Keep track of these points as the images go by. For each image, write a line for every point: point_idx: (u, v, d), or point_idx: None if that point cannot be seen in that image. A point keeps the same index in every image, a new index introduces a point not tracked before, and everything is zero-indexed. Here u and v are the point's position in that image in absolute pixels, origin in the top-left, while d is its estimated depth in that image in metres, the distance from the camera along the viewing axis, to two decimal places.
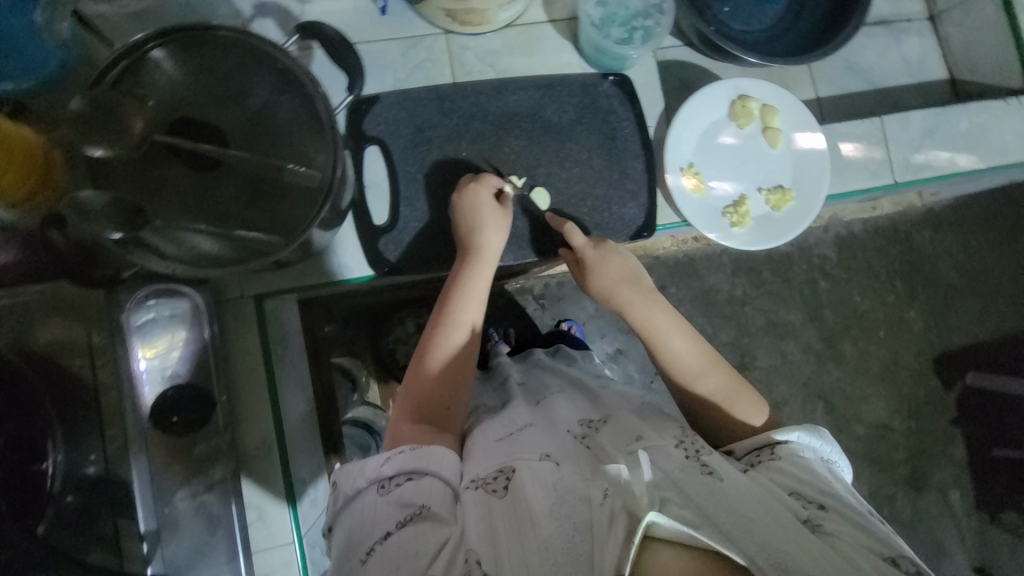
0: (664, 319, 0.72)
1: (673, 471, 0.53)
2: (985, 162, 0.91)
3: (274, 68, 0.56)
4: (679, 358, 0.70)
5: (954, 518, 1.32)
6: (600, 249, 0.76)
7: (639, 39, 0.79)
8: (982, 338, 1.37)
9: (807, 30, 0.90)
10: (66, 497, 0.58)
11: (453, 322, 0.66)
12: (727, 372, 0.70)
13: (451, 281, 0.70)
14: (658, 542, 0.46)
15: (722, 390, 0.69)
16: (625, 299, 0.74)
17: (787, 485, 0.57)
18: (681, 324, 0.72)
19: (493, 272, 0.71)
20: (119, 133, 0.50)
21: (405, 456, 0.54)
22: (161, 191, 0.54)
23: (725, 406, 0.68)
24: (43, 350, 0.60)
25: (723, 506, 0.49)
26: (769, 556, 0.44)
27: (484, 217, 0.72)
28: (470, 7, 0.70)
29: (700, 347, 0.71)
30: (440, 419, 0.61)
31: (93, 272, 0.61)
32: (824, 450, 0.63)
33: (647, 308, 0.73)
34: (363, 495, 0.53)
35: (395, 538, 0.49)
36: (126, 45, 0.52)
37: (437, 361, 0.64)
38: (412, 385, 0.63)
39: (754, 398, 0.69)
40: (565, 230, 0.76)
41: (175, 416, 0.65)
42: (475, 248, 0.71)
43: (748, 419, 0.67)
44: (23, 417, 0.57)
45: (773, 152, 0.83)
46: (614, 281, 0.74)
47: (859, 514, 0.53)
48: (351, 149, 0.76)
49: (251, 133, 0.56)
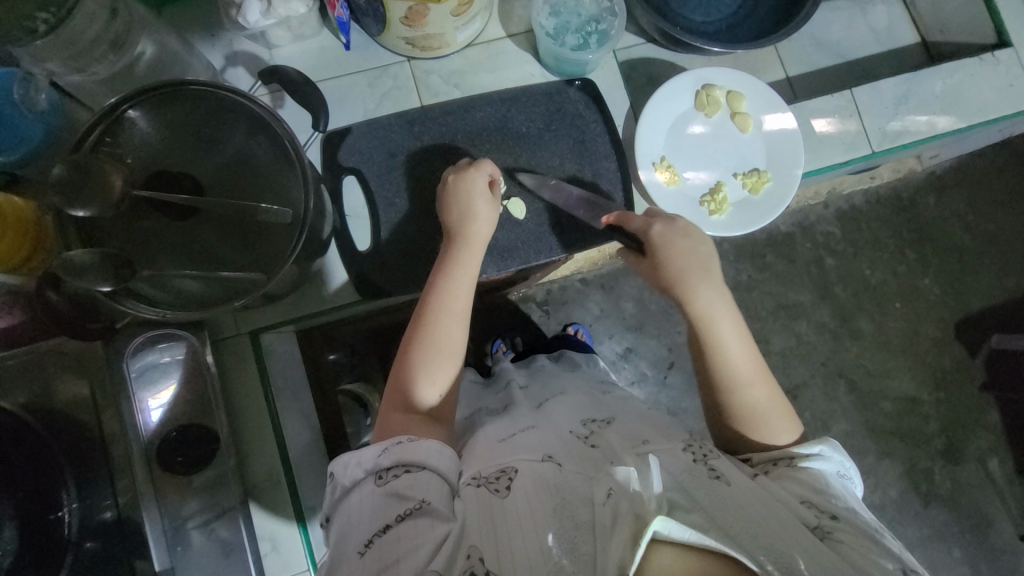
0: (724, 316, 0.68)
1: (681, 475, 0.54)
2: (964, 121, 0.90)
3: (245, 115, 0.59)
4: (732, 362, 0.66)
5: (997, 488, 1.27)
6: (667, 232, 0.71)
7: (594, 43, 0.81)
8: (1001, 298, 1.33)
9: (765, 13, 0.91)
10: (85, 543, 0.62)
11: (441, 309, 0.65)
12: (773, 388, 0.67)
13: (439, 265, 0.70)
14: (665, 549, 0.47)
15: (768, 403, 0.66)
16: (688, 286, 0.68)
17: (800, 493, 0.56)
18: (738, 326, 0.68)
19: (481, 257, 0.71)
20: (103, 193, 0.53)
21: (400, 448, 0.54)
22: (150, 245, 0.57)
23: (765, 419, 0.65)
24: (60, 409, 0.65)
25: (729, 510, 0.50)
26: (777, 560, 0.45)
27: (474, 204, 0.72)
28: (427, 33, 0.73)
29: (752, 355, 0.67)
30: (432, 410, 0.62)
31: (86, 324, 0.63)
32: (844, 465, 0.62)
33: (714, 305, 0.68)
34: (361, 486, 0.53)
35: (394, 532, 0.49)
36: (101, 108, 0.55)
37: (430, 345, 0.64)
38: (406, 370, 0.63)
39: (789, 419, 0.67)
40: (622, 219, 0.73)
41: (179, 457, 0.66)
42: (463, 234, 0.71)
43: (781, 438, 0.65)
44: (37, 471, 0.61)
45: (744, 136, 0.83)
46: (680, 269, 0.69)
47: (870, 527, 0.53)
48: (329, 181, 0.79)
49: (227, 178, 0.59)
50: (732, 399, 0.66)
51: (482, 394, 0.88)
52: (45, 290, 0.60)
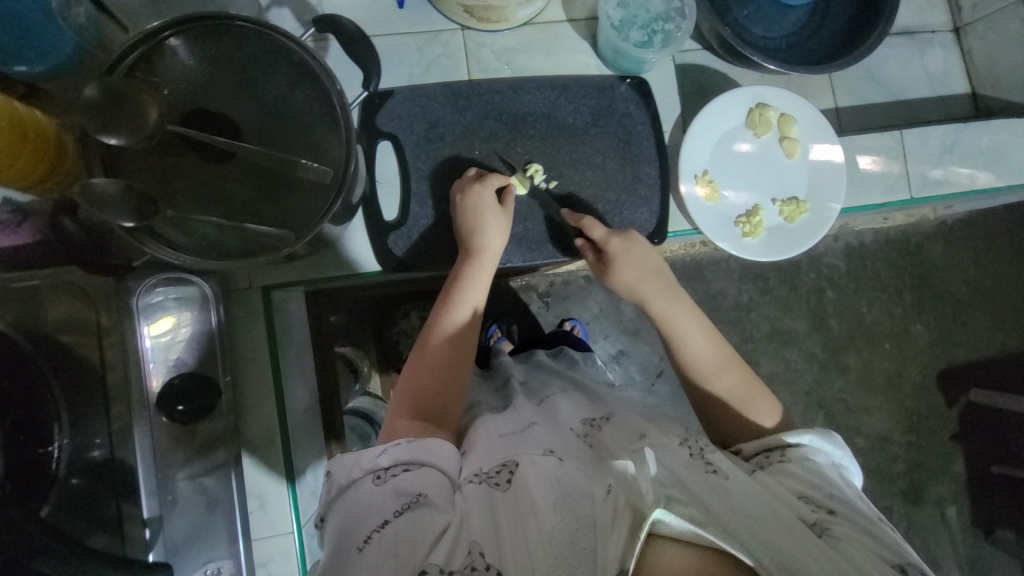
0: (681, 317, 0.72)
1: (679, 469, 0.53)
2: (1002, 180, 0.89)
3: (290, 61, 0.56)
4: (695, 356, 0.70)
5: (948, 533, 1.32)
6: (624, 241, 0.74)
7: (658, 43, 0.78)
8: (988, 355, 1.36)
9: (830, 39, 0.89)
10: (71, 480, 0.59)
11: (452, 322, 0.67)
12: (742, 373, 0.70)
13: (449, 281, 0.71)
14: (665, 541, 0.47)
15: (736, 392, 0.69)
16: (645, 295, 0.73)
17: (796, 488, 0.56)
18: (701, 322, 0.72)
19: (492, 276, 0.71)
20: (137, 122, 0.51)
21: (401, 447, 0.54)
22: (176, 185, 0.54)
23: (737, 406, 0.68)
24: (49, 331, 0.62)
25: (728, 507, 0.49)
26: (774, 557, 0.45)
27: (485, 219, 0.71)
28: (489, 5, 0.70)
29: (716, 345, 0.71)
30: (441, 415, 0.62)
31: (101, 258, 0.62)
32: (838, 455, 0.62)
33: (664, 302, 0.72)
34: (358, 485, 0.53)
35: (393, 527, 0.49)
36: (142, 33, 0.52)
37: (444, 360, 0.65)
38: (410, 385, 0.64)
39: (768, 400, 0.69)
40: (583, 225, 0.76)
41: (180, 405, 0.65)
42: (475, 249, 0.71)
43: (762, 420, 0.67)
44: (26, 399, 0.57)
45: (788, 162, 0.82)
46: (634, 275, 0.73)
47: (867, 519, 0.52)
48: (363, 143, 0.76)
49: (265, 124, 0.55)
50: (700, 393, 0.70)
51: (482, 388, 0.88)
52: (62, 217, 0.59)
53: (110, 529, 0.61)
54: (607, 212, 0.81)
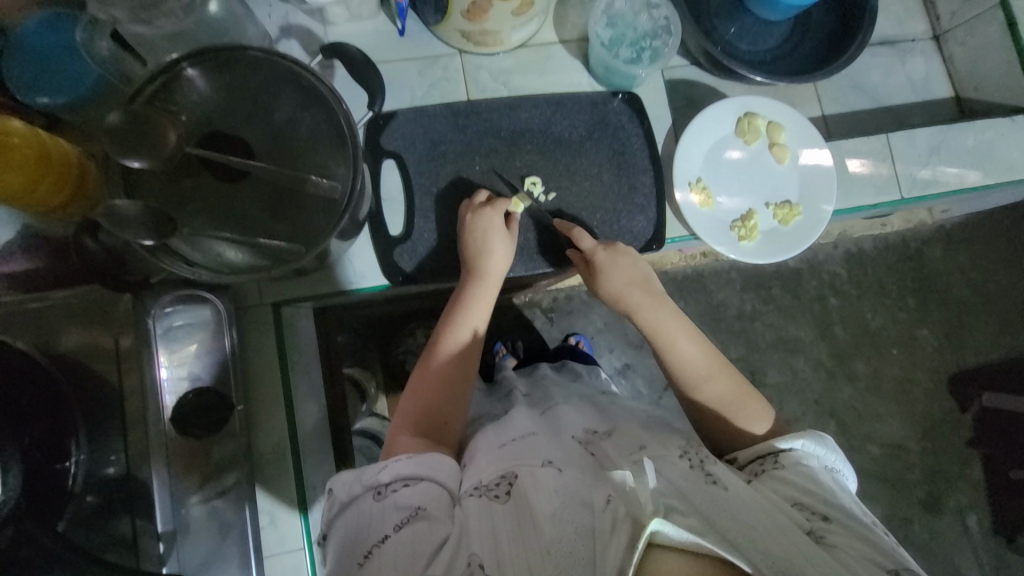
0: (670, 325, 0.73)
1: (680, 480, 0.53)
2: (992, 178, 0.91)
3: (298, 85, 0.59)
4: (685, 363, 0.71)
5: (971, 543, 1.28)
6: (610, 252, 0.76)
7: (647, 58, 0.82)
8: (997, 356, 1.35)
9: (813, 49, 0.93)
10: (86, 497, 0.60)
11: (455, 341, 0.69)
12: (732, 378, 0.71)
13: (454, 302, 0.73)
14: (662, 550, 0.46)
15: (727, 399, 0.69)
16: (634, 304, 0.75)
17: (789, 494, 0.56)
18: (689, 330, 0.73)
19: (494, 299, 0.73)
20: (157, 146, 0.54)
21: (401, 463, 0.56)
22: (193, 203, 0.57)
23: (727, 412, 0.69)
24: (73, 356, 0.63)
25: (727, 515, 0.49)
26: (772, 563, 0.44)
27: (492, 243, 0.73)
28: (485, 28, 0.74)
29: (705, 352, 0.72)
30: (442, 433, 0.64)
31: (122, 276, 0.64)
32: (829, 458, 0.63)
33: (650, 311, 0.74)
34: (359, 501, 0.54)
35: (393, 540, 0.50)
36: (162, 63, 0.55)
37: (446, 378, 0.67)
38: (412, 399, 0.66)
39: (761, 405, 0.69)
40: (573, 234, 0.77)
41: (193, 422, 0.67)
42: (479, 272, 0.73)
43: (753, 427, 0.67)
44: (48, 416, 0.59)
45: (779, 167, 0.85)
46: (622, 287, 0.75)
47: (865, 526, 0.52)
48: (369, 163, 0.79)
49: (277, 147, 0.59)
50: (689, 398, 0.71)
51: (491, 401, 0.89)
52: (83, 237, 0.61)
53: (125, 544, 0.62)
54: (605, 220, 0.83)
